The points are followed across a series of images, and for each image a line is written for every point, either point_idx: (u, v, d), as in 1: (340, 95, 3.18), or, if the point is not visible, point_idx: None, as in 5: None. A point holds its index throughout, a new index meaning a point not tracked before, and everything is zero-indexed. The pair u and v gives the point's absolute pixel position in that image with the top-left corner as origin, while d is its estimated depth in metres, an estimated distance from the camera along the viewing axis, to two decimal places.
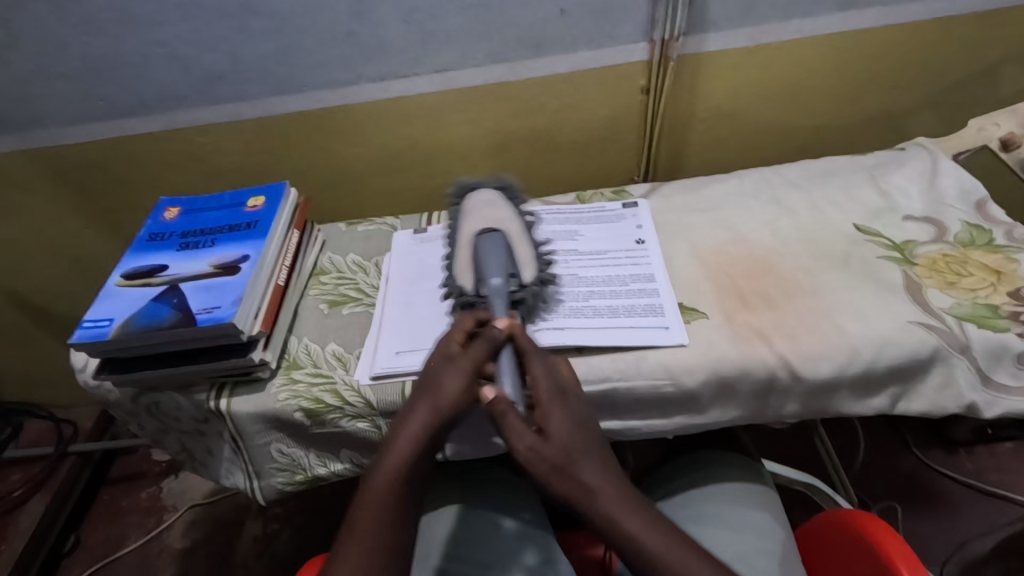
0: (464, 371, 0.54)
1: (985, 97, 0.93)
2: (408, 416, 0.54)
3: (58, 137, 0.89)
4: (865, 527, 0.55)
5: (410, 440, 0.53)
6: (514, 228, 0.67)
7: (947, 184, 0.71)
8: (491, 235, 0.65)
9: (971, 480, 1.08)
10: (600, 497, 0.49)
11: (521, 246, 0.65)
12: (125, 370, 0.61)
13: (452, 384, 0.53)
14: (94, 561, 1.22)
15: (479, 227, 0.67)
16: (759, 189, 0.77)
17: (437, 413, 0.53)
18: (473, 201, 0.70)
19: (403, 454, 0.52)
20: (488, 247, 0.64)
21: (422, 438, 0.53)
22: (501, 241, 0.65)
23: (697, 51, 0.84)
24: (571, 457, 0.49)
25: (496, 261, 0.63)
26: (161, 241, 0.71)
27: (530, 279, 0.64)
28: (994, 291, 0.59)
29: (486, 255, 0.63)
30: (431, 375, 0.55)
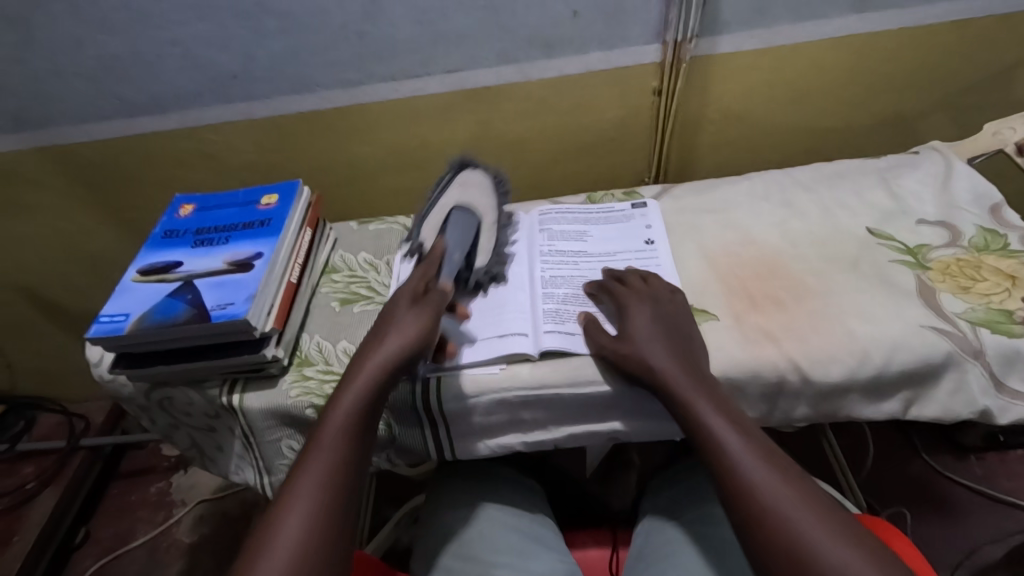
0: (425, 312, 0.58)
1: (1000, 101, 0.92)
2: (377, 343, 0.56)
3: (74, 135, 0.90)
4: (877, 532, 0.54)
5: (377, 361, 0.55)
6: (488, 220, 0.72)
7: (961, 187, 0.70)
8: (467, 214, 0.70)
9: (981, 487, 1.07)
10: (704, 420, 0.50)
11: (483, 238, 0.72)
12: (139, 365, 0.62)
13: (414, 320, 0.57)
14: (104, 555, 1.23)
15: (461, 203, 0.71)
16: (770, 191, 0.77)
17: (403, 342, 0.56)
18: (467, 174, 0.73)
19: (370, 376, 0.54)
20: (459, 222, 0.70)
21: (388, 363, 0.55)
22: (472, 224, 0.70)
23: (709, 53, 0.84)
24: (689, 391, 0.52)
25: (456, 240, 0.68)
26: (175, 237, 0.72)
27: (478, 266, 0.70)
28: (1008, 296, 0.58)
29: (454, 231, 0.69)
30: (397, 310, 0.59)
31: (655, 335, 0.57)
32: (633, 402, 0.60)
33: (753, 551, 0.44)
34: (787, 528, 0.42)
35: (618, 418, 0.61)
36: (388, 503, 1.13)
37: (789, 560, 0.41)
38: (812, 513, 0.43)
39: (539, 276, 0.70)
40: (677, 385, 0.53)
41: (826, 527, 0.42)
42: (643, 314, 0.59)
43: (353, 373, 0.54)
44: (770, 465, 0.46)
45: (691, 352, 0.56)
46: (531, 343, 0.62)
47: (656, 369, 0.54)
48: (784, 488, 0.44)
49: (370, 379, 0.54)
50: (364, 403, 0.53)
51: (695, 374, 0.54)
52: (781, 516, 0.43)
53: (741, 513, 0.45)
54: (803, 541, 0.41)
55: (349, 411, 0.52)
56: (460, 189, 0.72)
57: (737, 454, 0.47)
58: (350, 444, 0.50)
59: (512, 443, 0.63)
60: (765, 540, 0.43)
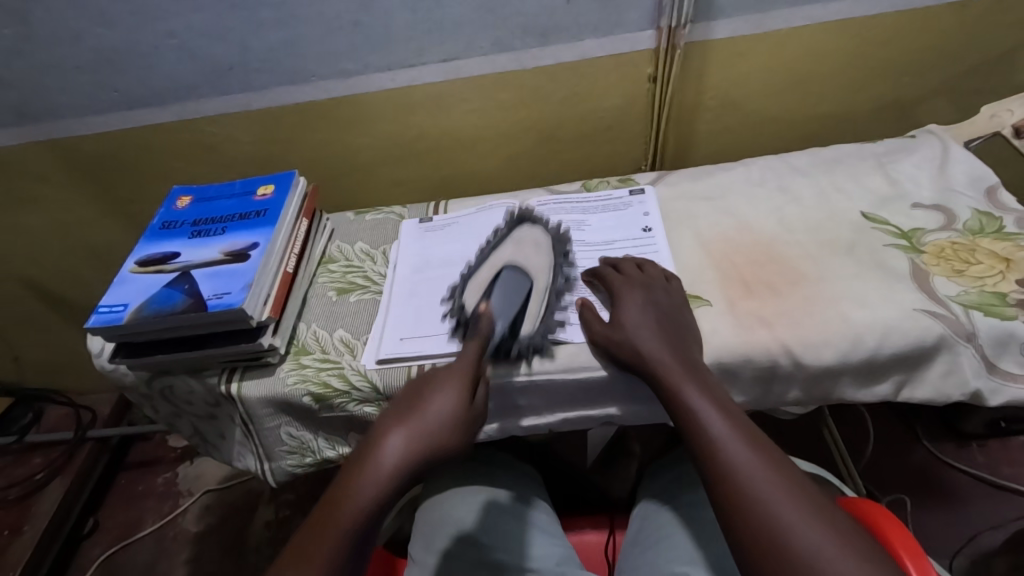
0: (455, 408, 0.54)
1: (1001, 84, 0.91)
2: (386, 445, 0.51)
3: (74, 129, 0.91)
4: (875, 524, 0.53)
5: (386, 469, 0.50)
6: (543, 282, 0.66)
7: (957, 171, 0.70)
8: (520, 274, 0.66)
9: (982, 473, 1.07)
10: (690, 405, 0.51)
11: (535, 300, 0.64)
12: (139, 354, 0.63)
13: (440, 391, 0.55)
14: (113, 543, 1.25)
15: (514, 263, 0.68)
16: (766, 176, 0.76)
17: (415, 447, 0.52)
18: (524, 232, 0.73)
19: (372, 489, 0.49)
20: (507, 283, 0.66)
21: (391, 478, 0.50)
22: (522, 286, 0.65)
23: (704, 39, 0.83)
24: (678, 377, 0.52)
25: (503, 303, 0.64)
26: (174, 228, 0.72)
27: (526, 331, 0.62)
28: (1002, 279, 0.58)
29: (503, 293, 0.65)
30: (427, 397, 0.55)
31: (649, 322, 0.57)
32: (626, 387, 0.60)
33: (731, 533, 0.44)
34: (764, 512, 0.43)
35: (613, 403, 0.62)
36: None
37: (762, 542, 0.42)
38: (791, 497, 0.43)
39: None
40: (667, 370, 0.53)
41: (804, 511, 0.42)
42: (637, 302, 0.59)
43: (352, 480, 0.50)
44: (755, 447, 0.47)
45: (680, 337, 0.57)
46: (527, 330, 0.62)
47: (645, 353, 0.55)
48: (764, 472, 0.45)
49: (370, 498, 0.49)
50: (362, 521, 0.48)
51: (685, 360, 0.54)
52: (760, 499, 0.43)
53: (722, 490, 0.45)
54: (779, 524, 0.42)
55: (346, 528, 0.47)
56: (515, 248, 0.71)
57: (719, 440, 0.47)
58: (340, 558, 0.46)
59: (508, 429, 0.64)
60: (742, 523, 0.43)
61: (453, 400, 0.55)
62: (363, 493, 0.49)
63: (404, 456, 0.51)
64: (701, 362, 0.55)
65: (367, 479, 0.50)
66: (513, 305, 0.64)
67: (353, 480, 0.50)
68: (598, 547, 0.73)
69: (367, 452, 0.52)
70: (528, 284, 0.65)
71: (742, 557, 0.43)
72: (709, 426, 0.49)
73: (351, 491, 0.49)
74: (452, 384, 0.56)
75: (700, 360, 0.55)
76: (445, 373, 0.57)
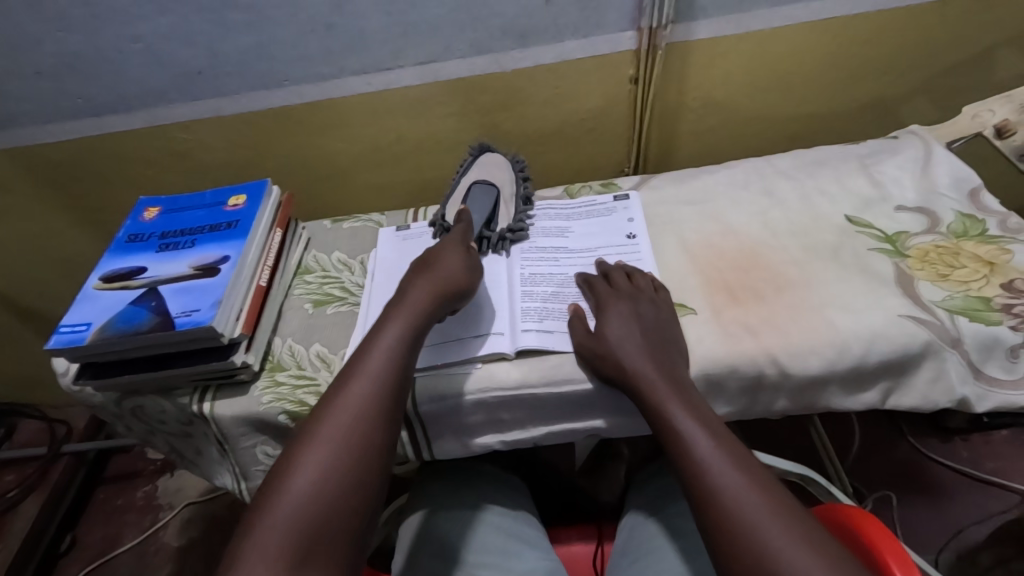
0: (462, 266, 0.62)
1: (981, 83, 0.91)
2: (408, 294, 0.58)
3: (36, 136, 0.87)
4: (867, 534, 0.51)
5: (410, 310, 0.57)
6: (507, 190, 0.75)
7: (940, 172, 0.69)
8: (488, 185, 0.74)
9: (966, 468, 1.08)
10: (676, 422, 0.50)
11: (505, 206, 0.74)
12: (104, 375, 0.60)
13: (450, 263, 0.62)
14: (91, 560, 1.21)
15: (480, 177, 0.75)
16: (750, 179, 0.75)
17: (433, 293, 0.58)
18: (487, 156, 0.78)
19: (401, 327, 0.55)
20: (477, 193, 0.74)
21: (414, 319, 0.56)
22: (491, 193, 0.73)
23: (685, 39, 0.82)
24: (664, 397, 0.51)
25: (478, 207, 0.72)
26: (141, 242, 0.69)
27: (503, 225, 0.73)
28: (987, 283, 0.58)
29: (478, 199, 0.72)
30: (431, 259, 0.63)
31: (632, 336, 0.56)
32: (611, 399, 0.59)
33: (721, 561, 0.43)
34: (754, 541, 0.42)
35: (599, 416, 0.60)
36: None
37: (753, 573, 0.41)
38: (781, 524, 0.42)
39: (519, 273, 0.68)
40: (652, 390, 0.52)
41: (795, 538, 0.41)
42: (621, 315, 0.58)
43: (361, 364, 0.52)
44: (741, 470, 0.46)
45: (664, 350, 0.56)
46: (508, 342, 0.61)
47: (630, 370, 0.54)
48: (753, 497, 0.44)
49: (400, 336, 0.55)
50: (398, 353, 0.53)
51: (671, 377, 0.53)
52: (750, 527, 0.43)
53: (709, 516, 0.45)
54: (769, 554, 0.41)
55: (382, 364, 0.52)
56: (480, 168, 0.76)
57: (708, 464, 0.46)
58: (383, 387, 0.51)
59: (491, 444, 0.62)
60: (732, 552, 0.43)
61: (458, 263, 0.62)
62: (394, 331, 0.55)
63: (424, 300, 0.57)
64: (685, 377, 0.54)
65: (393, 327, 0.55)
66: (485, 208, 0.72)
67: (383, 323, 0.56)
68: (586, 558, 0.71)
69: (395, 302, 0.58)
70: (495, 192, 0.74)
71: None
72: (696, 448, 0.48)
73: (383, 330, 0.55)
74: (455, 248, 0.64)
75: (684, 376, 0.54)
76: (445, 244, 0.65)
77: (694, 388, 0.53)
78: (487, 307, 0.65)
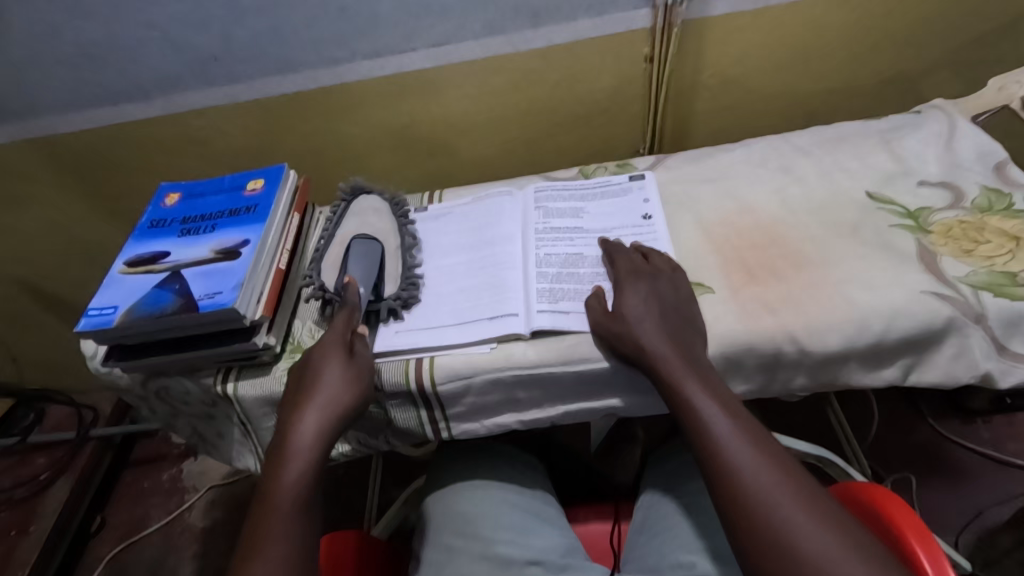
0: (344, 376, 0.57)
1: (1008, 55, 0.89)
2: (296, 433, 0.53)
3: (58, 125, 0.89)
4: (900, 526, 0.49)
5: (303, 447, 0.53)
6: (452, 244, 0.68)
7: (964, 147, 0.68)
8: (366, 239, 0.67)
9: (987, 450, 1.07)
10: (693, 402, 0.50)
11: (518, 276, 0.66)
12: (132, 356, 0.62)
13: (332, 377, 0.56)
14: (120, 540, 1.25)
15: (381, 236, 0.70)
16: (768, 157, 0.75)
17: (345, 395, 0.55)
18: (532, 211, 0.74)
19: (299, 471, 0.52)
20: (360, 250, 0.66)
21: (309, 452, 0.53)
22: (375, 248, 0.67)
23: (701, 16, 0.81)
24: (681, 374, 0.51)
25: (360, 268, 0.64)
26: (163, 227, 0.71)
27: (390, 292, 0.66)
28: (1012, 258, 0.57)
29: (403, 265, 0.67)
30: (308, 369, 0.58)
31: (649, 314, 0.56)
32: (629, 378, 0.59)
33: (735, 537, 0.44)
34: (770, 517, 0.42)
35: (615, 394, 0.61)
36: (395, 483, 1.15)
37: (769, 548, 0.41)
38: (797, 501, 0.43)
39: (533, 255, 0.69)
40: (670, 368, 0.52)
41: (810, 514, 0.42)
42: (639, 294, 0.58)
43: (275, 471, 0.52)
44: (756, 446, 0.46)
45: (682, 331, 0.55)
46: (524, 322, 0.62)
47: (646, 347, 0.54)
48: (770, 475, 0.44)
49: (298, 478, 0.51)
50: (296, 508, 0.50)
51: (687, 355, 0.53)
52: (765, 503, 0.43)
53: (724, 493, 0.45)
54: (785, 531, 0.41)
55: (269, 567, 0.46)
56: (507, 230, 0.73)
57: (724, 440, 0.47)
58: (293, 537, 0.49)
59: (508, 422, 0.63)
60: (746, 528, 0.43)
61: (338, 372, 0.57)
62: (289, 481, 0.51)
63: (321, 425, 0.54)
64: (701, 355, 0.54)
65: (281, 483, 0.51)
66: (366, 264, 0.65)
67: (274, 473, 0.52)
68: (604, 536, 0.72)
69: (279, 430, 0.54)
70: (380, 245, 0.68)
71: (747, 561, 0.43)
72: (711, 422, 0.48)
73: (274, 490, 0.51)
74: (334, 354, 0.58)
75: (700, 353, 0.54)
76: (319, 349, 0.59)
77: (712, 369, 0.53)
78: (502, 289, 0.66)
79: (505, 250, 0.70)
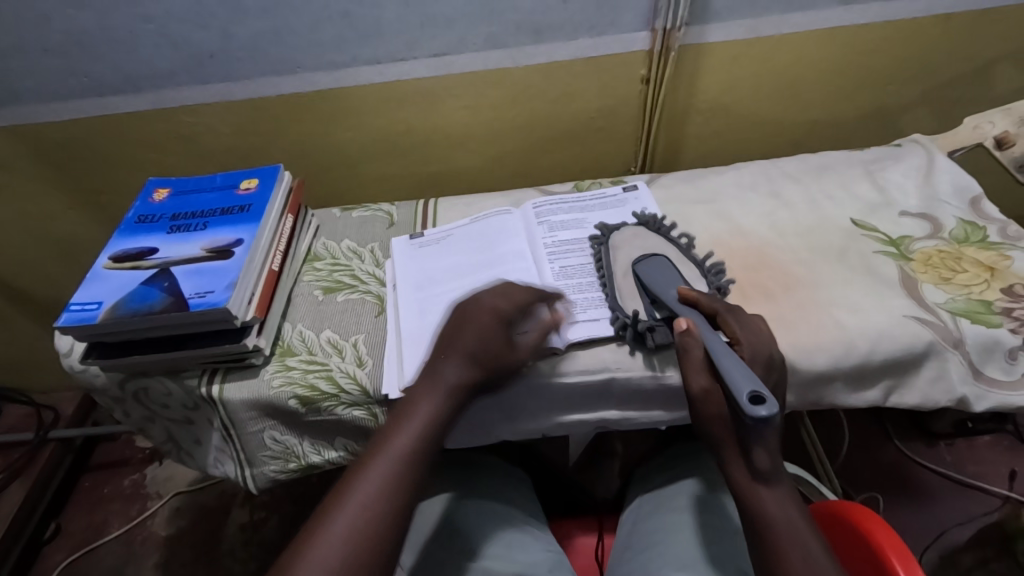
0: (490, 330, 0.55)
1: (979, 97, 0.94)
2: (434, 382, 0.54)
3: (40, 114, 0.86)
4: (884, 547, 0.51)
5: (470, 354, 0.54)
6: (672, 253, 0.66)
7: (942, 180, 0.72)
8: (653, 257, 0.64)
9: (948, 472, 1.11)
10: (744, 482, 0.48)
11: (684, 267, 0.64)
12: (112, 355, 0.60)
13: (483, 334, 0.55)
14: (76, 548, 1.19)
15: (635, 256, 0.66)
16: (757, 181, 0.77)
17: (475, 361, 0.54)
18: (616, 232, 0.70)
19: (433, 410, 0.52)
20: (655, 271, 0.62)
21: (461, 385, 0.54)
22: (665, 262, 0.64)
23: (698, 42, 0.83)
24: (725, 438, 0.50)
25: (664, 283, 0.60)
26: (151, 223, 0.69)
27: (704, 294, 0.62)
28: (988, 288, 0.60)
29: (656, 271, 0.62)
30: (468, 315, 0.57)
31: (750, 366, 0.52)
32: (622, 392, 0.60)
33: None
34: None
35: (610, 407, 0.61)
36: None
37: None
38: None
39: (547, 268, 0.69)
40: (721, 429, 0.50)
41: None
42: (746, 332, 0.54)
43: (434, 371, 0.55)
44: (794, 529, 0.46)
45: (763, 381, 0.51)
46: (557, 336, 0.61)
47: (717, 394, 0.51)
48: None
49: (433, 409, 0.52)
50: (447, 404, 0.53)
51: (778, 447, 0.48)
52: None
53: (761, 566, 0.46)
54: None
55: (413, 433, 0.51)
56: (631, 240, 0.68)
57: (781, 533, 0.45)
58: (399, 477, 0.48)
59: (500, 434, 0.63)
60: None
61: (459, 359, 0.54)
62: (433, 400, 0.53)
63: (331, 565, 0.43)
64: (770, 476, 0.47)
65: (431, 392, 0.53)
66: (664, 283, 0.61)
67: (432, 379, 0.54)
68: (590, 547, 0.72)
69: (461, 327, 0.56)
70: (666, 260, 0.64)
71: None
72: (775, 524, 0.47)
73: (388, 444, 0.50)
74: (491, 328, 0.56)
75: (764, 459, 0.47)
76: (473, 321, 0.56)
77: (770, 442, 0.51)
78: None
79: (517, 268, 0.69)
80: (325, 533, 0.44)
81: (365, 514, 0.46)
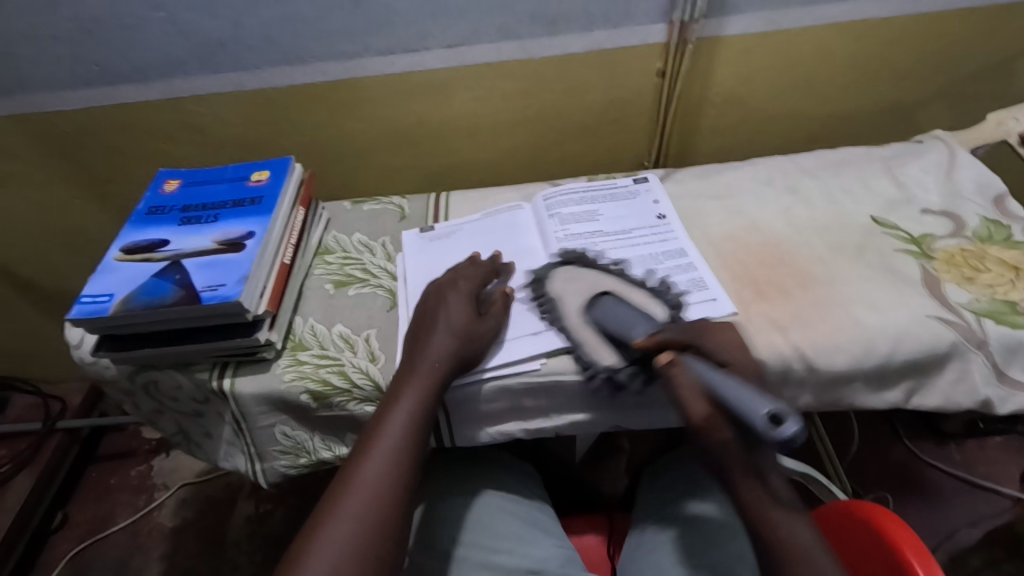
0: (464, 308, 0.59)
1: (999, 93, 0.93)
2: (423, 354, 0.56)
3: (49, 103, 0.85)
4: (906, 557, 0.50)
5: (452, 330, 0.57)
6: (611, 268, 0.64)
7: (964, 178, 0.70)
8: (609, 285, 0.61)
9: (959, 472, 1.09)
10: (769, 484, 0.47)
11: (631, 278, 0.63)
12: (122, 348, 0.59)
13: (458, 311, 0.59)
14: (83, 538, 1.20)
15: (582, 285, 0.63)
16: (774, 176, 0.76)
17: (459, 336, 0.57)
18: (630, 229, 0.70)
19: (428, 381, 0.55)
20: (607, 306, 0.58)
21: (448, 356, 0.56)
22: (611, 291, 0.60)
23: (715, 34, 0.82)
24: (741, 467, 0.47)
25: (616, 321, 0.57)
26: (162, 214, 0.68)
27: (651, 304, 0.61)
28: (1012, 287, 0.59)
29: (606, 305, 0.58)
30: (432, 316, 0.59)
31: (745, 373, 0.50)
32: (637, 390, 0.59)
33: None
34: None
35: (625, 405, 0.60)
36: None
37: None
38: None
39: (561, 263, 0.68)
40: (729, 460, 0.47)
41: None
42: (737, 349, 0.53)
43: (417, 345, 0.57)
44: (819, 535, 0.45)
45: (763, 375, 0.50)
46: (571, 333, 0.61)
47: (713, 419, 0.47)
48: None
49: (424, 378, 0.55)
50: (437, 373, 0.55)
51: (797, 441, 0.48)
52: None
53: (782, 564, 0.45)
54: None
55: (407, 407, 0.54)
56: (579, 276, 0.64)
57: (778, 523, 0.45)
58: (401, 449, 0.52)
59: (513, 430, 0.62)
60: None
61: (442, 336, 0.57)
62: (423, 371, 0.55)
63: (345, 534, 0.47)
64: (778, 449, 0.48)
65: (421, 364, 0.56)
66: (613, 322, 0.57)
67: (417, 353, 0.57)
68: (597, 547, 0.72)
69: (437, 308, 0.60)
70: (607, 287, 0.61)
71: None
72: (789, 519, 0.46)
73: (385, 420, 0.53)
74: (462, 307, 0.59)
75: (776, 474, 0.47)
76: (448, 303, 0.60)
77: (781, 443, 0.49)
78: (540, 300, 0.64)
79: (531, 263, 0.68)
80: (339, 506, 0.48)
81: (373, 489, 0.49)
